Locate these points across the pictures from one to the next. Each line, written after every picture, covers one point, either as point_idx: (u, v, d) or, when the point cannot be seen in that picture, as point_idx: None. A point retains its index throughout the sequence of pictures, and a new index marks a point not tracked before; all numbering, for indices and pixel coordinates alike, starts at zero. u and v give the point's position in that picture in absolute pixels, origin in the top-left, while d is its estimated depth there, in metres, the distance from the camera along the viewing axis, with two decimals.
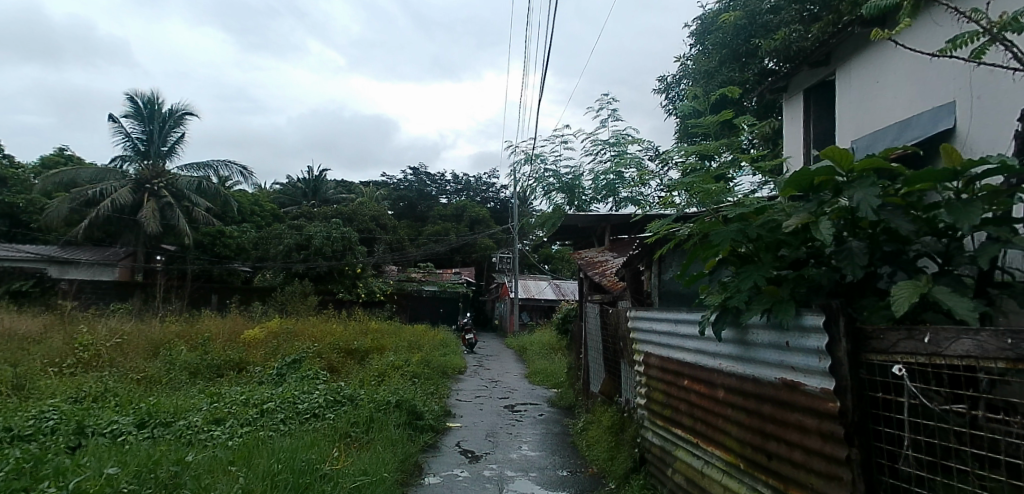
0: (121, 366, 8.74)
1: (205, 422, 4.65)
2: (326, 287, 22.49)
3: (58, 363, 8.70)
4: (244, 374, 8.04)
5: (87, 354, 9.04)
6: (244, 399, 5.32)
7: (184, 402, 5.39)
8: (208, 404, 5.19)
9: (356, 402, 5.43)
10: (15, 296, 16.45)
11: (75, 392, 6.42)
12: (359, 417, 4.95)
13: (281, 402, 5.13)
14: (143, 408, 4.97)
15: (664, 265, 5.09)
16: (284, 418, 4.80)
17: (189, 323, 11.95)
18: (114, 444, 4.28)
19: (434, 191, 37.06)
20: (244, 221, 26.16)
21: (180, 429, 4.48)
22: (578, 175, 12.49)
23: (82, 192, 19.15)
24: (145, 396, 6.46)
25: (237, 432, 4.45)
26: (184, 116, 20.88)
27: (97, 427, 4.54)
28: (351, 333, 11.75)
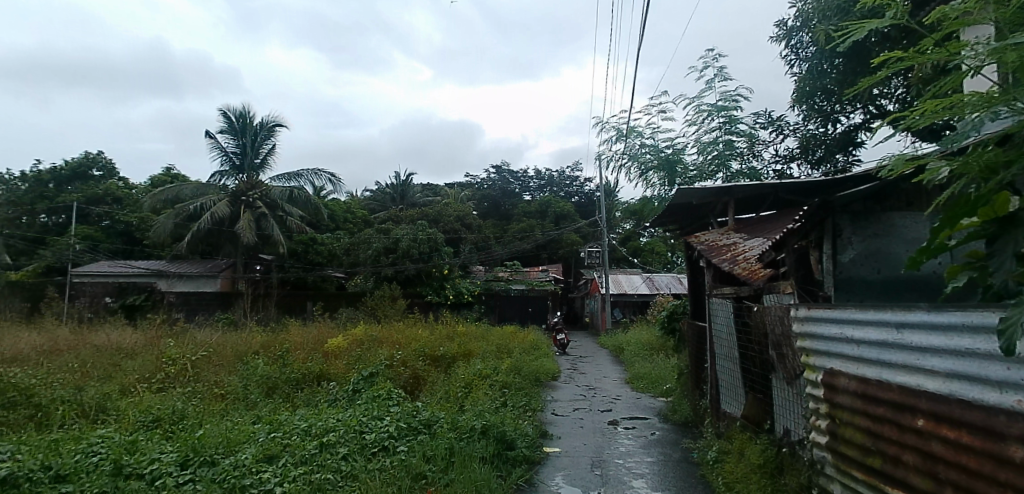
0: (206, 381, 8.47)
1: (254, 461, 4.00)
2: (415, 290, 22.66)
3: (148, 379, 8.57)
4: (322, 391, 7.60)
5: (175, 368, 8.81)
6: (305, 429, 4.72)
7: (238, 431, 4.80)
8: (265, 436, 4.63)
9: (434, 431, 4.77)
10: (130, 309, 18.06)
11: (143, 414, 6.06)
12: (435, 450, 4.21)
13: (345, 432, 4.55)
14: (191, 441, 4.38)
15: (841, 243, 4.27)
16: (347, 453, 4.18)
17: (276, 334, 11.82)
18: (151, 489, 3.68)
19: (517, 188, 36.42)
20: (336, 228, 26.72)
21: (225, 470, 3.81)
22: (679, 149, 11.12)
23: (184, 207, 20.05)
24: (213, 420, 6.01)
25: (288, 475, 3.75)
26: (274, 127, 21.54)
27: (137, 465, 3.96)
28: (436, 337, 11.12)
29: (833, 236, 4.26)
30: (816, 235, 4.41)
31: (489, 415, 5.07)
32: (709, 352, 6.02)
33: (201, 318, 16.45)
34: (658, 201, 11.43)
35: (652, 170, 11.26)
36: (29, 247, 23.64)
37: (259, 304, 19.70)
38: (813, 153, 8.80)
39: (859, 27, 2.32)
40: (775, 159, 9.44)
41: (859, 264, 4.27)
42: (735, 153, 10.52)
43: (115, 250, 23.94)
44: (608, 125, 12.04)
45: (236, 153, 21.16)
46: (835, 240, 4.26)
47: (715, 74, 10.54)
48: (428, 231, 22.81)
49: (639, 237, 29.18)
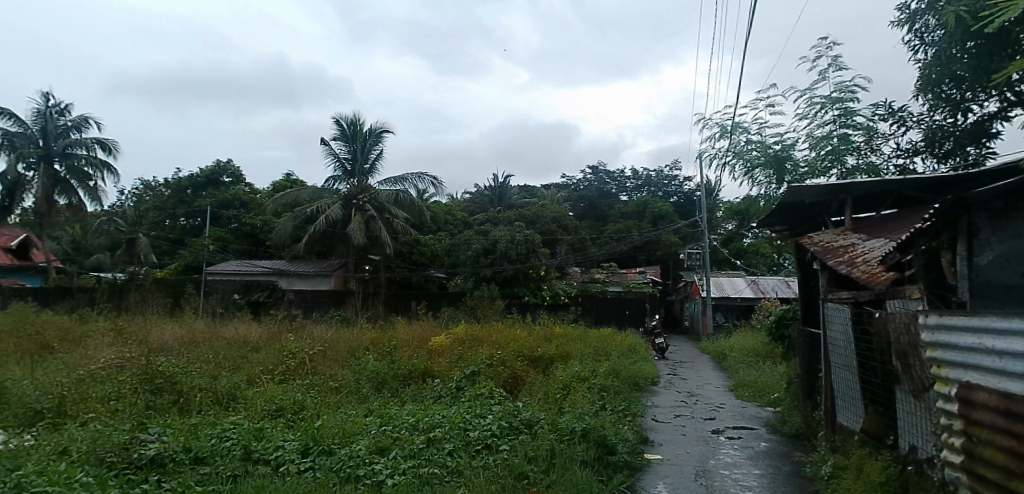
0: (322, 374, 9.21)
1: (367, 453, 4.35)
2: (512, 291, 23.29)
3: (272, 370, 9.47)
4: (426, 388, 8.07)
5: (295, 361, 9.67)
6: (412, 424, 5.07)
7: (351, 422, 5.24)
8: (376, 429, 5.01)
9: (535, 432, 4.97)
10: (255, 305, 19.89)
11: (269, 403, 6.73)
12: (537, 451, 4.37)
13: (449, 430, 4.84)
14: (311, 431, 4.84)
15: (976, 245, 3.88)
16: (452, 450, 4.46)
17: (384, 331, 12.60)
18: (276, 474, 4.12)
19: (614, 189, 35.99)
20: (438, 229, 27.89)
21: (341, 460, 4.20)
22: (789, 144, 10.52)
23: (302, 210, 21.83)
24: (329, 412, 6.55)
25: (397, 467, 4.06)
26: (382, 133, 22.85)
27: (264, 451, 4.47)
28: (535, 338, 11.31)
29: (968, 237, 3.87)
30: (947, 235, 4.03)
31: (589, 418, 5.15)
32: (822, 360, 5.67)
33: (317, 315, 17.83)
34: (764, 200, 10.91)
35: (759, 168, 10.77)
36: (171, 247, 27.72)
37: (368, 302, 21.00)
38: (940, 146, 7.98)
39: (1010, 6, 2.11)
40: (895, 153, 8.65)
41: (998, 268, 3.87)
42: (852, 148, 9.72)
43: (242, 250, 26.71)
44: (711, 122, 11.66)
45: (348, 159, 22.66)
46: (970, 241, 3.88)
47: (829, 63, 9.86)
48: (525, 232, 23.38)
49: (742, 238, 27.84)
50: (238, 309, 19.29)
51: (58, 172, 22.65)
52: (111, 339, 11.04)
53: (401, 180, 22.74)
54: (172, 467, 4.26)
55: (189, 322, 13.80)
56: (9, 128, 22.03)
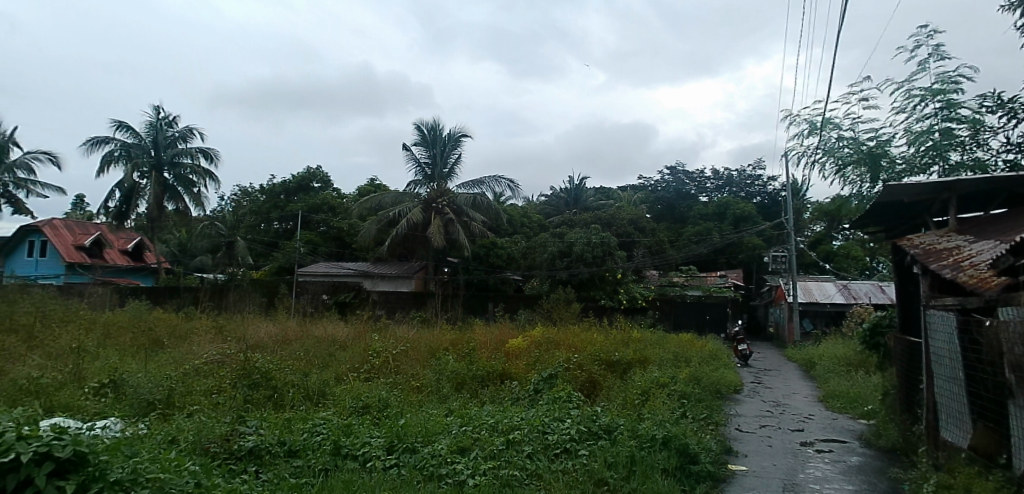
0: (405, 373, 9.78)
1: (449, 452, 4.79)
2: (588, 294, 23.47)
3: (358, 368, 10.15)
4: (504, 388, 8.47)
5: (379, 360, 10.33)
6: (493, 425, 5.58)
7: (432, 422, 5.73)
8: (457, 429, 5.49)
9: (614, 437, 5.34)
10: (343, 305, 21.19)
11: (356, 401, 7.31)
12: (618, 457, 4.69)
13: (528, 434, 5.26)
14: (395, 429, 5.33)
15: None
16: (531, 453, 4.87)
17: (462, 332, 13.11)
18: (363, 469, 4.59)
19: (693, 190, 35.08)
20: (514, 232, 28.40)
21: (425, 458, 4.63)
22: (885, 140, 9.97)
23: (386, 213, 22.95)
24: (410, 410, 7.03)
25: (479, 468, 4.44)
26: (460, 138, 23.66)
27: (352, 446, 4.89)
28: (610, 341, 11.53)
29: None
30: None
31: (671, 427, 5.29)
32: (923, 372, 5.45)
33: (400, 315, 18.72)
34: (857, 199, 10.41)
35: (851, 166, 10.27)
36: (264, 249, 29.79)
37: (448, 303, 21.76)
38: None
39: None
40: (1004, 148, 8.02)
41: None
42: (957, 143, 9.08)
43: (330, 253, 28.50)
44: (797, 118, 11.25)
45: (428, 164, 23.62)
46: None
47: (930, 53, 9.27)
48: (602, 236, 23.73)
49: (831, 240, 26.35)
50: (328, 309, 20.61)
51: (167, 179, 25.33)
52: (215, 337, 12.23)
53: (479, 184, 23.50)
54: (268, 458, 4.81)
55: (283, 321, 14.95)
56: (127, 139, 24.84)
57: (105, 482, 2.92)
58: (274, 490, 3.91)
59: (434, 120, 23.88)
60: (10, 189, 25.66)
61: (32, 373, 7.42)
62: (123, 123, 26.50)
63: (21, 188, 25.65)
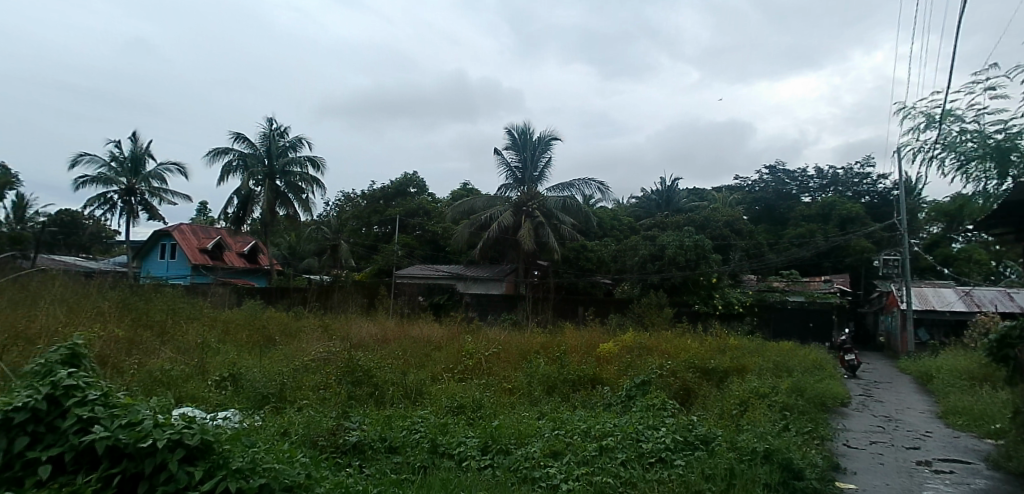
0: (497, 375, 10.37)
1: (543, 455, 5.37)
2: (681, 298, 23.18)
3: (452, 368, 10.84)
4: (596, 393, 8.97)
5: (471, 361, 11.04)
6: (585, 430, 6.15)
7: (525, 426, 6.36)
8: (549, 433, 6.12)
9: (712, 448, 5.73)
10: (438, 307, 22.50)
11: (452, 400, 7.97)
12: (717, 470, 4.97)
13: (621, 441, 5.71)
14: (490, 430, 5.99)
15: None
16: (625, 460, 5.31)
17: (552, 336, 13.76)
18: (459, 467, 5.21)
19: (794, 190, 33.32)
20: (604, 236, 28.54)
21: (519, 460, 5.20)
22: (1016, 133, 9.22)
23: (478, 217, 23.92)
24: (503, 412, 7.65)
25: (571, 473, 4.93)
26: (550, 141, 24.25)
27: (448, 446, 5.53)
28: (706, 349, 11.79)
29: None
30: None
31: (774, 441, 5.48)
32: None
33: (492, 318, 19.56)
34: (982, 198, 9.69)
35: (975, 162, 9.59)
36: (365, 251, 31.99)
37: (539, 306, 22.26)
38: None
39: None
40: None
41: None
42: None
43: (425, 255, 30.15)
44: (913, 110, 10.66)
45: (518, 167, 24.38)
46: None
47: None
48: (695, 238, 23.16)
49: (952, 243, 23.88)
50: (423, 310, 21.91)
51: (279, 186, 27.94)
52: (322, 335, 13.53)
53: (568, 186, 24.04)
54: (369, 454, 5.40)
55: (382, 322, 16.17)
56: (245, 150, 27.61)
57: (228, 469, 3.21)
58: (377, 483, 4.33)
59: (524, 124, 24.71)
60: (146, 196, 29.48)
61: (165, 365, 8.50)
62: (240, 135, 29.51)
63: (156, 195, 29.35)
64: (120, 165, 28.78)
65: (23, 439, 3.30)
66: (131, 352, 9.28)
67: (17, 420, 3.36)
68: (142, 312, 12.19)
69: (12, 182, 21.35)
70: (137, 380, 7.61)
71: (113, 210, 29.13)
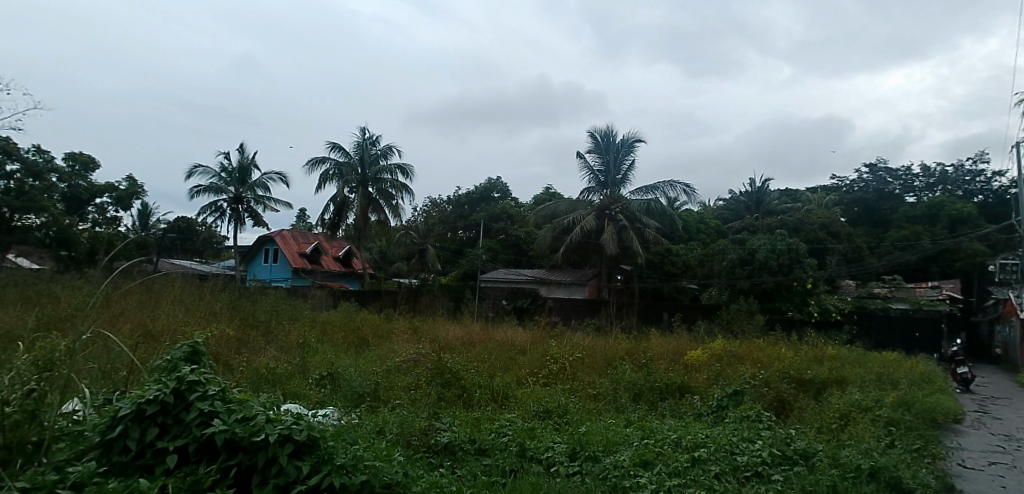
0: (582, 380, 11.00)
1: (631, 465, 5.78)
2: (774, 305, 22.58)
3: (538, 372, 11.43)
4: (685, 401, 9.49)
5: (557, 366, 11.63)
6: (675, 441, 6.54)
7: (613, 435, 6.83)
8: (638, 442, 6.56)
9: (813, 464, 6.04)
10: (520, 311, 23.21)
11: (538, 406, 8.55)
12: (816, 486, 5.32)
13: (717, 455, 6.04)
14: (578, 437, 6.56)
15: None
16: (718, 473, 5.65)
17: (638, 343, 14.39)
18: (548, 472, 5.76)
19: (897, 189, 31.19)
20: (689, 240, 28.20)
21: (608, 469, 5.66)
22: None
23: (561, 221, 24.58)
24: (588, 418, 8.16)
25: (661, 482, 5.33)
26: (634, 143, 24.47)
27: (535, 451, 6.13)
28: (803, 359, 12.19)
29: None
30: None
31: (881, 458, 5.86)
32: None
33: (575, 324, 20.08)
34: None
35: None
36: (452, 255, 33.65)
37: (623, 311, 23.01)
38: None
39: None
40: None
41: None
42: None
43: (508, 259, 31.15)
44: None
45: (601, 171, 24.71)
46: None
47: None
48: (788, 242, 22.42)
49: None
50: (507, 313, 22.82)
51: (370, 192, 29.97)
52: (410, 337, 14.71)
53: (652, 189, 24.15)
54: (459, 455, 6.04)
55: (467, 325, 17.08)
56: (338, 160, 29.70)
57: (332, 465, 3.62)
58: (472, 485, 4.98)
59: (607, 128, 25.04)
60: (253, 204, 32.61)
61: (270, 364, 9.71)
62: (337, 146, 31.97)
63: (260, 203, 32.43)
64: (230, 176, 32.08)
65: (155, 429, 3.60)
66: (240, 350, 10.75)
67: (149, 412, 3.66)
68: (248, 313, 13.82)
69: (137, 191, 24.40)
70: (247, 377, 8.80)
71: (223, 217, 32.45)
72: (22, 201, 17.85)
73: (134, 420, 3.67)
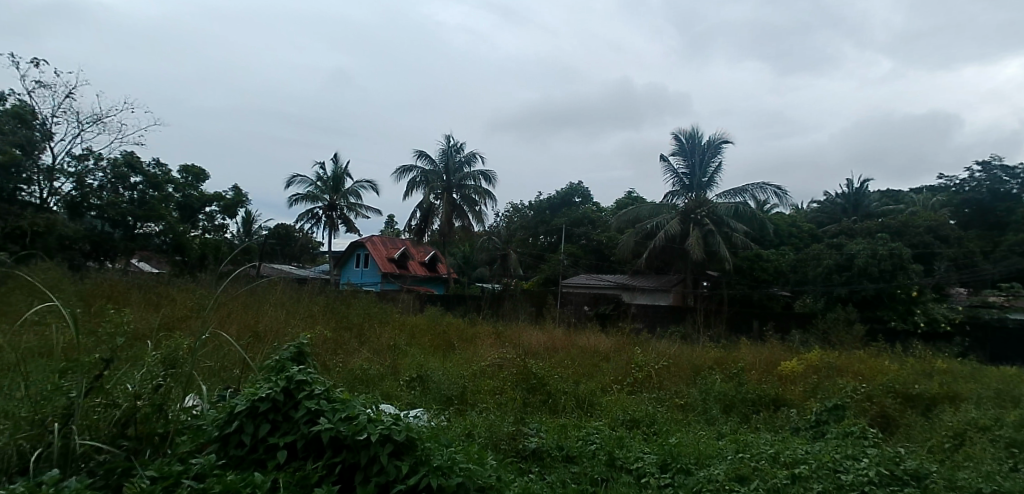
0: (668, 389, 11.47)
1: (727, 480, 5.92)
2: (876, 314, 21.55)
3: (622, 380, 12.00)
4: (780, 415, 9.85)
5: (642, 374, 12.14)
6: (772, 457, 6.68)
7: (706, 448, 7.13)
8: (731, 456, 6.79)
9: (921, 485, 5.90)
10: (601, 315, 23.63)
11: (622, 415, 9.10)
12: None
13: (819, 470, 6.08)
14: (668, 448, 6.82)
15: None
16: (820, 490, 5.67)
17: (725, 351, 14.72)
18: (638, 482, 6.06)
19: (1016, 188, 28.67)
20: (781, 244, 27.49)
21: (702, 482, 5.83)
22: None
23: (644, 225, 24.85)
24: (676, 429, 8.66)
25: None
26: (720, 145, 24.53)
27: (625, 460, 6.42)
28: (911, 373, 11.86)
29: None
30: None
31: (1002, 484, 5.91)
32: None
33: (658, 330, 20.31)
34: None
35: None
36: (533, 260, 34.58)
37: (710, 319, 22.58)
38: None
39: None
40: None
41: None
42: None
43: (590, 264, 31.65)
44: None
45: (686, 174, 24.90)
46: None
47: None
48: (890, 246, 21.36)
49: None
50: (589, 319, 23.32)
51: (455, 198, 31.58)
52: (494, 342, 15.70)
53: (740, 192, 24.14)
54: (548, 461, 6.61)
55: (550, 331, 17.79)
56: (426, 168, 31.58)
57: (430, 466, 3.87)
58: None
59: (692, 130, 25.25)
60: (345, 211, 35.27)
61: (362, 365, 11.02)
62: (423, 153, 34.04)
63: (352, 210, 35.10)
64: (325, 184, 34.98)
65: (266, 425, 3.98)
66: (336, 351, 12.27)
67: (261, 408, 4.04)
68: (341, 314, 15.60)
69: (243, 199, 27.25)
70: (342, 377, 10.07)
71: (318, 223, 35.27)
72: (144, 211, 20.86)
73: (248, 416, 4.07)
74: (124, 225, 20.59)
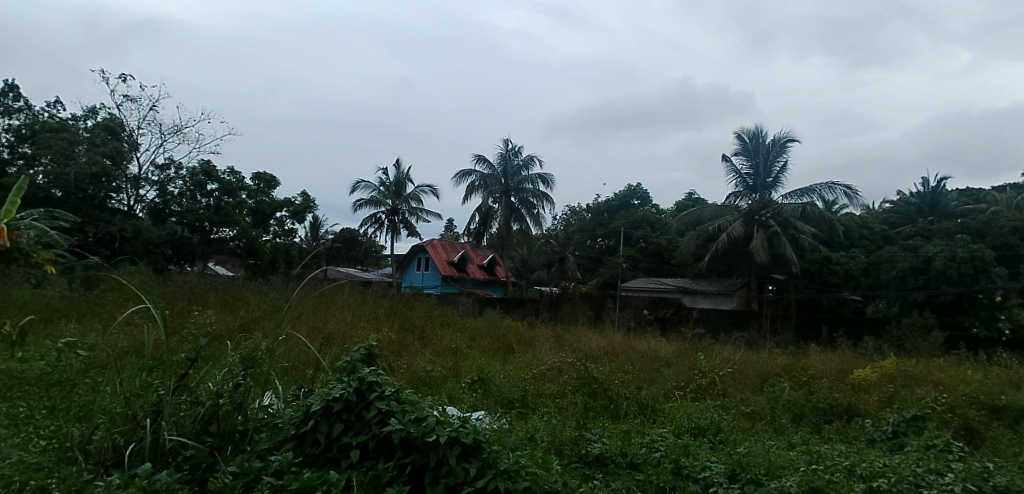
0: (733, 397, 11.88)
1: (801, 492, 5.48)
2: (955, 320, 20.86)
3: (685, 386, 12.52)
4: (852, 426, 9.98)
5: (706, 380, 12.61)
6: (848, 469, 6.16)
7: (780, 459, 6.68)
8: (804, 466, 6.38)
9: None
10: (663, 320, 23.96)
11: (690, 423, 9.38)
12: None
13: (897, 484, 5.61)
14: (739, 458, 6.44)
15: None
16: None
17: (795, 358, 15.02)
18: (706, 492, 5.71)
19: None
20: (851, 246, 26.79)
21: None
22: None
23: (705, 227, 24.94)
24: (743, 438, 8.94)
25: None
26: (785, 144, 24.47)
27: (691, 470, 6.10)
28: (997, 382, 11.54)
29: None
30: None
31: None
32: None
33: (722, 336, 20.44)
34: None
35: None
36: (592, 264, 34.99)
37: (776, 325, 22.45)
38: None
39: None
40: None
41: None
42: None
43: (649, 268, 31.96)
44: None
45: (749, 174, 25.07)
46: None
47: None
48: (972, 249, 20.68)
49: None
50: (649, 323, 23.68)
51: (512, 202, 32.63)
52: (552, 346, 16.52)
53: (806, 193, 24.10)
54: (612, 468, 6.51)
55: (611, 336, 18.40)
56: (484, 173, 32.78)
57: (496, 469, 3.91)
58: None
59: (755, 130, 25.44)
60: (406, 215, 37.07)
61: (427, 367, 12.05)
62: (483, 158, 35.73)
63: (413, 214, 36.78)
64: (387, 189, 36.77)
65: (339, 425, 4.16)
66: (402, 353, 13.39)
67: (335, 408, 4.24)
68: (405, 316, 16.87)
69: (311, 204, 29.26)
70: (408, 379, 11.11)
71: (381, 228, 37.25)
72: (220, 217, 22.91)
73: (323, 415, 4.27)
74: (201, 230, 22.74)
